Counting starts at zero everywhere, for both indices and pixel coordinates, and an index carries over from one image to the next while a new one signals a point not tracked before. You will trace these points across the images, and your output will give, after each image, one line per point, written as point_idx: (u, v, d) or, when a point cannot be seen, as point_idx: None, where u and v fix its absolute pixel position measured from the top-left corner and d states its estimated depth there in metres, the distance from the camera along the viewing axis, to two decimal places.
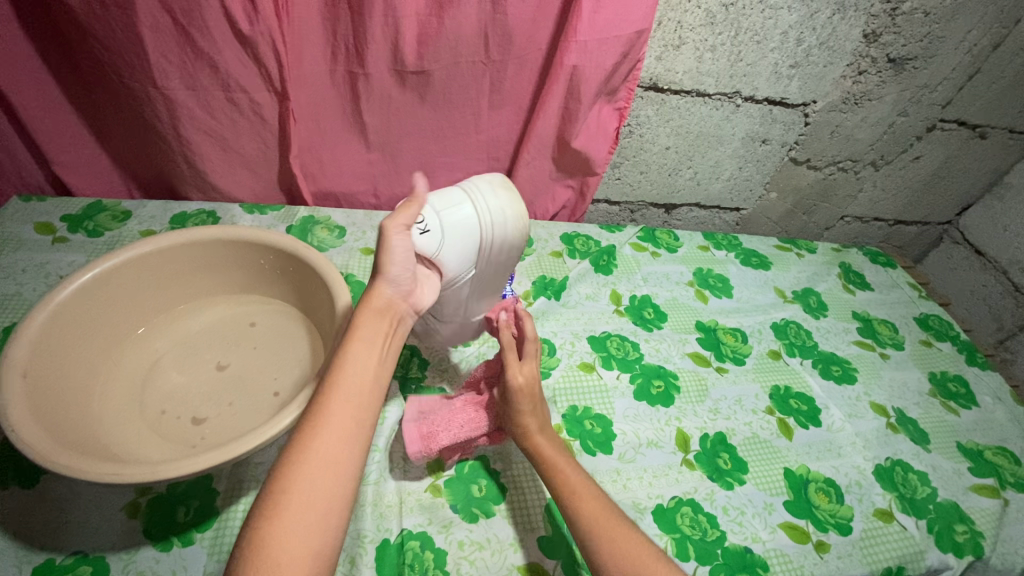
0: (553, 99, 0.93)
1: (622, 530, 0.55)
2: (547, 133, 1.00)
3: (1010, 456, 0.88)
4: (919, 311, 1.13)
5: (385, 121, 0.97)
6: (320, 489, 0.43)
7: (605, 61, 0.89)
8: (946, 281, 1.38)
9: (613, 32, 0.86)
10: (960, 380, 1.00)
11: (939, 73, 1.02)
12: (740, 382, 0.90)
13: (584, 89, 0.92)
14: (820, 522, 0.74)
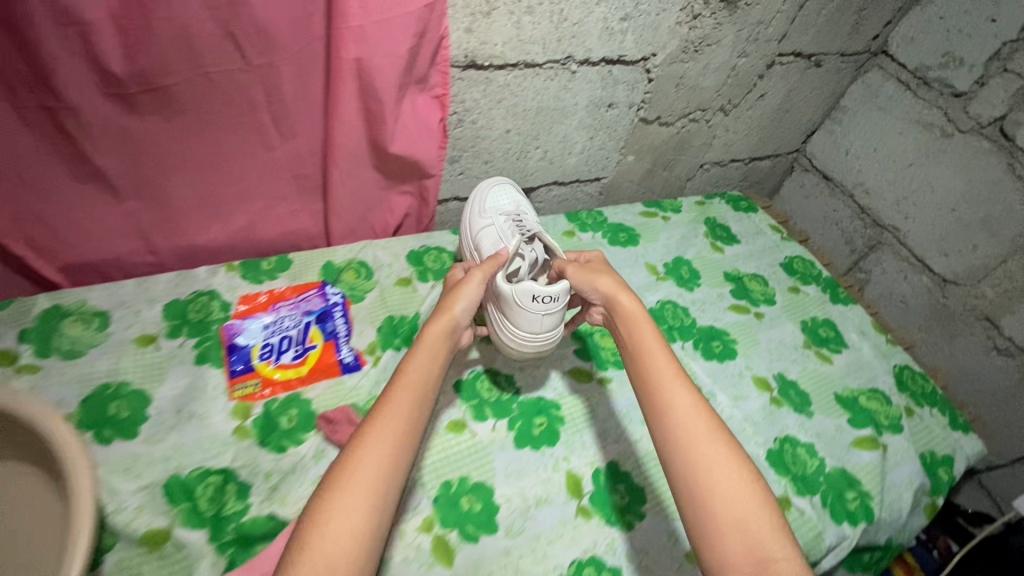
0: (351, 101, 0.73)
1: (696, 429, 0.56)
2: (356, 140, 0.80)
3: (882, 397, 0.90)
4: (783, 256, 1.12)
5: (124, 159, 0.71)
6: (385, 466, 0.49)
7: (398, 46, 0.69)
8: (802, 210, 1.39)
9: (398, 9, 0.66)
10: (830, 326, 1.01)
11: (772, 8, 0.94)
12: (629, 397, 0.82)
13: (381, 86, 0.72)
14: (797, 498, 0.75)
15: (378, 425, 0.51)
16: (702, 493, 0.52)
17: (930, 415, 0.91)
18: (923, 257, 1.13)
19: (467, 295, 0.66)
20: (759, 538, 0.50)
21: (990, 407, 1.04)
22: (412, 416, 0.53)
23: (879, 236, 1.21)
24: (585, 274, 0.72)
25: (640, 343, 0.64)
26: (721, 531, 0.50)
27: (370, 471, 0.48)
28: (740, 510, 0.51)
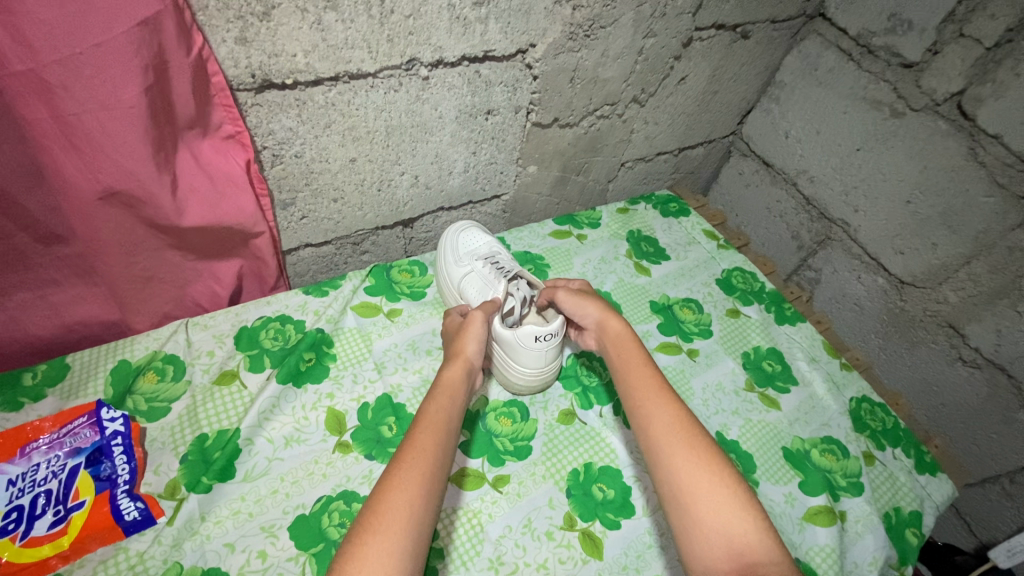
0: (82, 174, 0.51)
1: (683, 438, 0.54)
2: (122, 210, 0.55)
3: (838, 449, 0.75)
4: (720, 270, 0.96)
5: None
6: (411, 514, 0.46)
7: (119, 91, 0.47)
8: (741, 201, 1.21)
9: (88, 37, 0.44)
10: (777, 358, 0.85)
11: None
12: (532, 499, 0.64)
13: (117, 149, 0.50)
14: None
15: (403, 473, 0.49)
16: (684, 504, 0.50)
17: (894, 460, 0.77)
18: (875, 255, 0.98)
19: (477, 337, 0.63)
20: (744, 540, 0.46)
21: (955, 425, 0.91)
22: (439, 460, 0.51)
23: (827, 230, 1.05)
24: (573, 299, 0.69)
25: (625, 358, 0.62)
26: (705, 542, 0.47)
27: (402, 519, 0.45)
28: (720, 516, 0.48)
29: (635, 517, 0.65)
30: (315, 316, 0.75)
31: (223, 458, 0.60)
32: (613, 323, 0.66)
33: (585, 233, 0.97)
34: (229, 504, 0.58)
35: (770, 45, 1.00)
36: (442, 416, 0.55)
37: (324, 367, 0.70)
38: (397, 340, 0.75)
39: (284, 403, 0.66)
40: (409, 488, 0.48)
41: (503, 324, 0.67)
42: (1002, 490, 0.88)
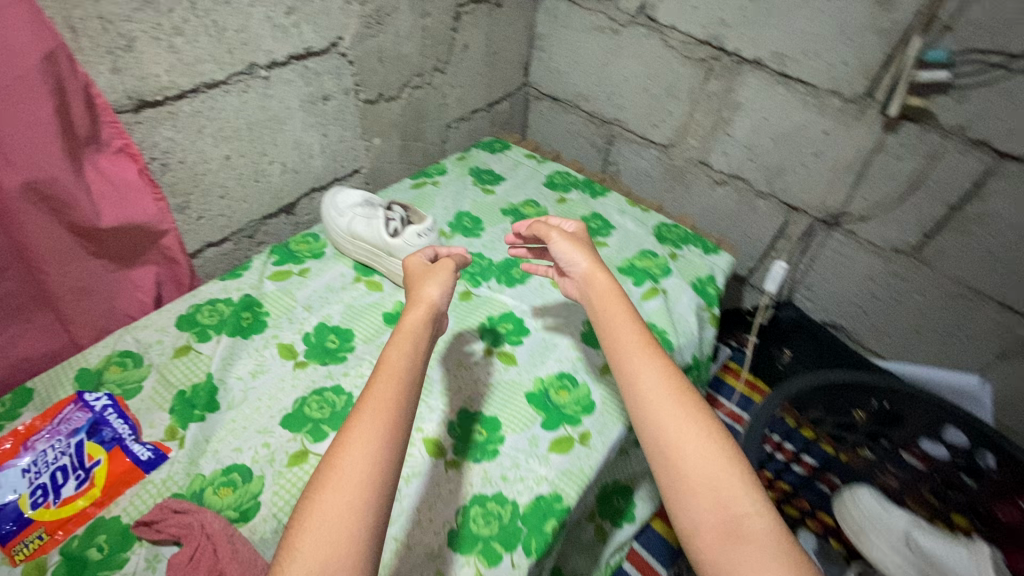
0: (18, 183, 0.63)
1: (667, 398, 0.60)
2: (48, 213, 0.67)
3: (650, 255, 1.07)
4: (544, 176, 1.25)
5: None
6: (374, 462, 0.50)
7: (37, 111, 0.61)
8: (550, 132, 1.53)
9: (10, 71, 0.58)
10: (598, 218, 1.15)
11: None
12: (458, 349, 0.85)
13: (42, 157, 0.63)
14: None
15: (360, 422, 0.52)
16: (670, 454, 0.56)
17: (689, 253, 1.11)
18: (644, 134, 1.33)
19: (440, 283, 0.68)
20: (730, 495, 0.53)
21: (731, 228, 1.29)
22: (399, 407, 0.54)
23: (610, 131, 1.40)
24: (565, 246, 0.76)
25: (613, 323, 0.67)
26: (691, 495, 0.54)
27: (361, 466, 0.49)
28: (711, 471, 0.54)
29: (531, 334, 0.89)
30: (240, 291, 0.90)
31: (208, 397, 0.74)
32: (599, 279, 0.72)
33: (435, 178, 1.20)
34: (226, 425, 0.72)
35: (521, 9, 1.32)
36: (403, 365, 0.58)
37: (262, 320, 0.86)
38: (315, 287, 0.92)
39: (241, 351, 0.81)
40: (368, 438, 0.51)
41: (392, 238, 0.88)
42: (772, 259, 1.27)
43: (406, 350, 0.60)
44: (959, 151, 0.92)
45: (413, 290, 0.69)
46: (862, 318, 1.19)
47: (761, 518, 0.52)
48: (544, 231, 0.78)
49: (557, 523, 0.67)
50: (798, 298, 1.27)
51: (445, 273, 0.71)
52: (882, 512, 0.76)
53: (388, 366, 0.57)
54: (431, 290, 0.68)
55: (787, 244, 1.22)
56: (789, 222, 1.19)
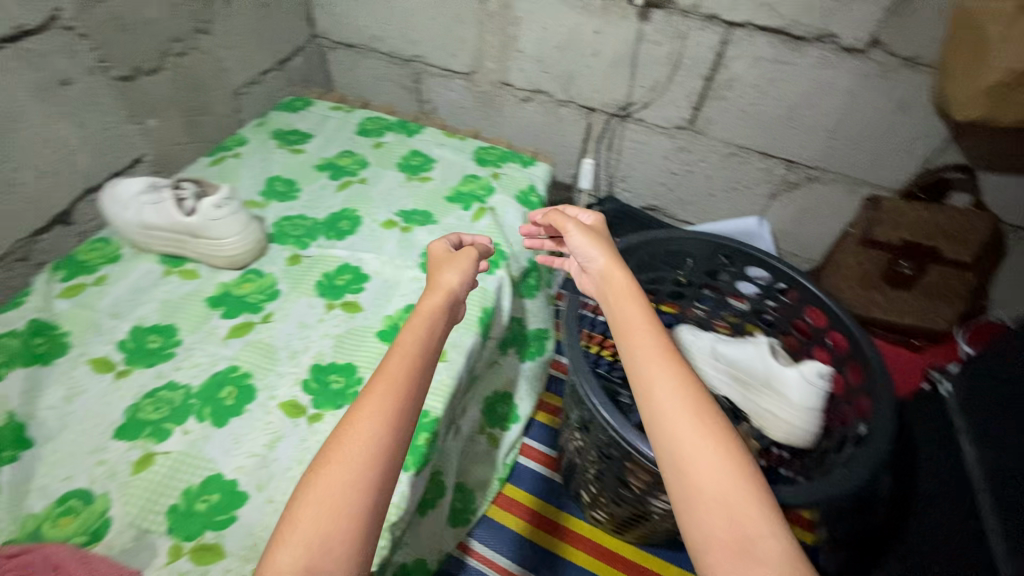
0: None
1: (681, 415, 0.56)
2: None
3: (473, 178, 1.09)
4: (354, 124, 1.20)
5: None
6: (376, 444, 0.52)
7: None
8: (356, 82, 1.47)
9: None
10: (418, 154, 1.14)
11: None
12: (298, 311, 0.83)
13: None
14: None
15: (366, 409, 0.54)
16: (680, 465, 0.54)
17: (511, 169, 1.14)
18: (445, 66, 1.33)
19: (455, 271, 0.71)
20: (743, 517, 0.49)
21: (547, 141, 1.37)
22: (403, 387, 0.57)
23: (413, 69, 1.38)
24: (585, 242, 0.74)
25: (628, 319, 0.65)
26: (700, 510, 0.51)
27: (358, 447, 0.52)
28: (721, 487, 0.51)
29: (372, 277, 0.87)
30: (20, 317, 0.78)
31: (15, 436, 0.66)
32: (615, 275, 0.70)
33: (234, 148, 1.11)
34: (50, 458, 0.66)
35: None
36: (415, 348, 0.61)
37: (62, 342, 0.76)
38: (120, 292, 0.83)
39: (47, 379, 0.72)
40: (370, 420, 0.54)
41: (189, 217, 0.81)
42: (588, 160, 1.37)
43: (416, 338, 0.62)
44: (699, 27, 1.05)
45: (432, 275, 0.73)
46: (668, 195, 1.36)
47: (774, 541, 0.48)
48: (561, 223, 0.77)
49: (428, 435, 0.71)
50: (618, 189, 1.42)
51: (464, 259, 0.74)
52: (693, 336, 0.86)
53: (395, 355, 0.60)
54: (447, 275, 0.71)
55: (597, 144, 1.33)
56: (592, 122, 1.29)
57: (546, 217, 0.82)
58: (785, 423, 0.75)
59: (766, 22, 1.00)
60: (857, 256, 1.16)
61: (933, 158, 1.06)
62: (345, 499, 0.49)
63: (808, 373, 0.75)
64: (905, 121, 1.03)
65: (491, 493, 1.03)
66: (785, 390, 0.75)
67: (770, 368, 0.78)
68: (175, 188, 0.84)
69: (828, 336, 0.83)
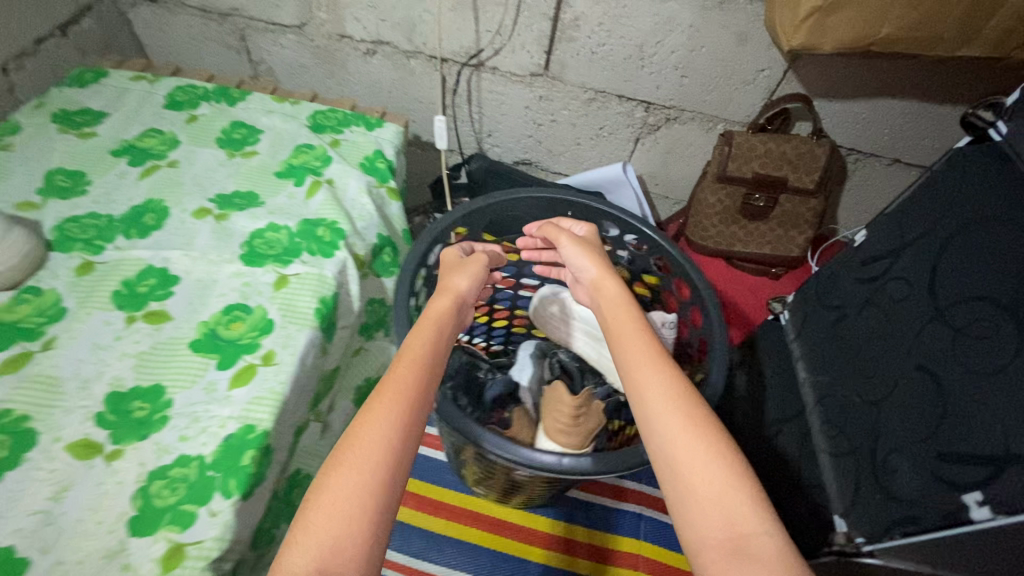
0: None
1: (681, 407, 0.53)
2: None
3: (305, 148, 0.96)
4: (161, 96, 1.02)
5: None
6: (390, 445, 0.50)
7: None
8: (173, 45, 1.26)
9: None
10: (242, 126, 0.99)
11: None
12: (89, 330, 0.70)
13: None
14: (291, 258, 0.81)
15: (374, 412, 0.52)
16: (675, 469, 0.49)
17: (353, 134, 1.02)
18: (272, 19, 1.15)
19: (464, 277, 0.71)
20: (738, 512, 0.46)
21: (403, 99, 1.25)
22: (415, 386, 0.55)
23: (236, 25, 1.19)
24: (575, 247, 0.73)
25: (618, 323, 0.64)
26: (692, 507, 0.47)
27: (374, 445, 0.49)
28: (718, 485, 0.47)
29: (182, 279, 0.76)
30: None
31: None
32: (606, 285, 0.69)
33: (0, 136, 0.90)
34: None
35: None
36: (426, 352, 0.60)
37: None
38: None
39: None
40: (386, 420, 0.51)
41: None
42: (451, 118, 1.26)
43: (428, 339, 0.61)
44: None
45: (442, 281, 0.72)
46: (538, 147, 1.30)
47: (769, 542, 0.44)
48: (553, 233, 0.76)
49: (256, 452, 0.63)
50: (488, 146, 1.32)
51: (473, 266, 0.73)
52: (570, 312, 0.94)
53: (411, 357, 0.58)
54: (456, 279, 0.70)
55: (457, 99, 1.22)
56: (445, 73, 1.17)
57: (539, 230, 0.80)
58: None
59: None
60: (719, 193, 1.15)
61: (777, 91, 1.07)
62: (356, 505, 0.46)
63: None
64: (748, 54, 1.02)
65: None
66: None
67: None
68: None
69: (674, 284, 0.83)
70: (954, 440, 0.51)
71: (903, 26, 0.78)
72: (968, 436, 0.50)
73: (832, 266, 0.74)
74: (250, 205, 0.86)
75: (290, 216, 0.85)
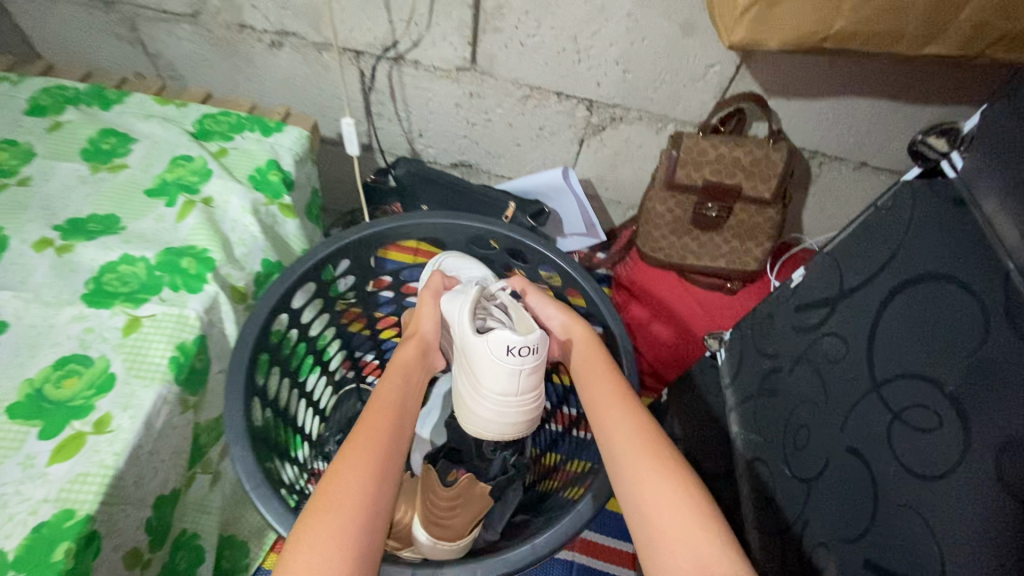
0: None
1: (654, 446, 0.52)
2: None
3: (182, 160, 0.84)
4: (20, 100, 0.89)
5: None
6: (363, 489, 0.49)
7: None
8: (56, 36, 1.11)
9: None
10: (112, 134, 0.86)
11: None
12: None
13: None
14: (147, 296, 0.69)
15: (351, 451, 0.51)
16: (642, 508, 0.48)
17: (245, 140, 0.90)
18: (160, 6, 1.01)
19: (427, 318, 0.70)
20: (706, 549, 0.43)
21: (318, 98, 1.11)
22: (387, 435, 0.54)
23: (122, 12, 1.04)
24: (541, 299, 0.73)
25: (587, 366, 0.64)
26: (663, 544, 0.45)
27: (351, 490, 0.48)
28: (685, 525, 0.45)
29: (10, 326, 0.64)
30: None
31: None
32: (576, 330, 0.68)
33: None
34: None
35: None
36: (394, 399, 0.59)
37: None
38: None
39: None
40: (362, 460, 0.51)
41: None
42: (375, 117, 1.13)
43: (394, 385, 0.61)
44: None
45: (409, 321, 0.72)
46: (476, 148, 1.16)
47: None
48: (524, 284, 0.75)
49: (71, 545, 0.53)
50: (420, 146, 1.19)
51: (433, 303, 0.72)
52: (449, 321, 0.70)
53: (377, 404, 0.58)
54: (422, 325, 0.70)
55: (378, 96, 1.09)
56: (362, 69, 1.04)
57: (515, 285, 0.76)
58: (467, 411, 0.68)
59: None
60: (668, 201, 1.03)
61: (731, 88, 0.95)
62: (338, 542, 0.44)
63: (484, 349, 0.63)
64: (694, 48, 0.91)
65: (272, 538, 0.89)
66: (472, 367, 0.66)
67: (464, 336, 0.66)
68: None
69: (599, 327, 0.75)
70: (887, 553, 0.41)
71: (861, 19, 0.66)
72: (906, 554, 0.40)
73: (768, 307, 0.63)
74: (105, 232, 0.74)
75: (150, 245, 0.73)
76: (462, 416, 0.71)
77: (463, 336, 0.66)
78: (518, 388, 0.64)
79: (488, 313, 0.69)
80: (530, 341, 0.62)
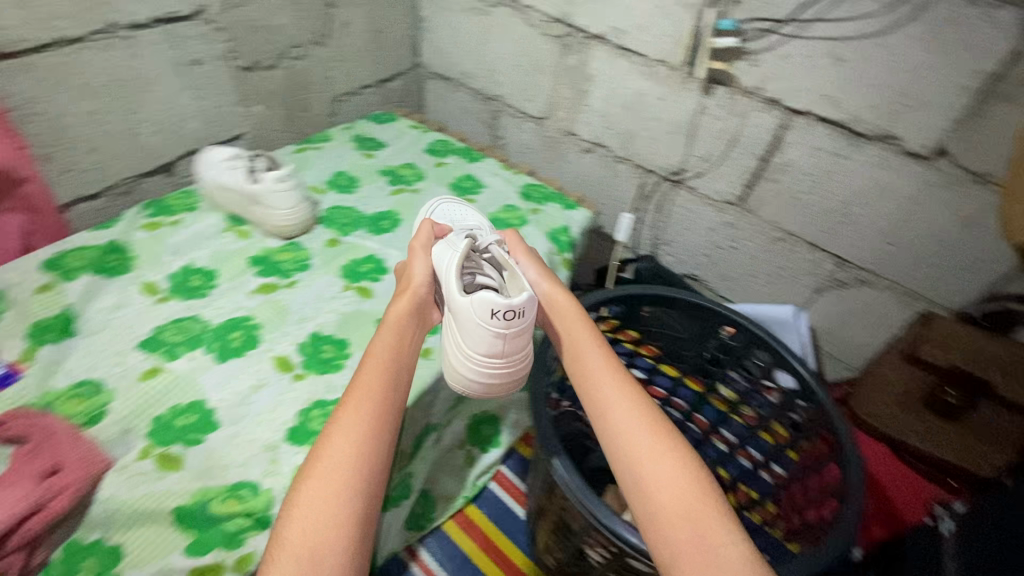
0: None
1: (644, 448, 0.62)
2: None
3: (511, 208, 1.15)
4: (424, 143, 1.32)
5: None
6: (354, 451, 0.56)
7: None
8: (443, 110, 1.61)
9: None
10: (472, 179, 1.22)
11: None
12: (319, 285, 0.92)
13: None
14: None
15: (347, 412, 0.60)
16: (650, 504, 0.58)
17: (553, 207, 1.19)
18: (522, 108, 1.42)
19: (420, 264, 0.79)
20: (712, 540, 0.53)
21: (600, 194, 1.40)
22: (374, 396, 0.62)
23: (495, 106, 1.48)
24: (530, 257, 0.86)
25: (589, 376, 0.72)
26: (676, 541, 0.55)
27: (341, 458, 0.56)
28: (694, 524, 0.55)
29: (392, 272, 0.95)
30: (104, 237, 0.94)
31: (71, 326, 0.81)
32: (561, 299, 0.80)
33: (321, 142, 1.25)
34: (81, 348, 0.79)
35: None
36: (386, 355, 0.67)
37: (126, 262, 0.91)
38: (190, 236, 0.97)
39: (102, 289, 0.86)
40: (351, 429, 0.58)
41: (251, 183, 0.95)
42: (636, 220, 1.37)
43: (388, 331, 0.70)
44: (760, 109, 1.06)
45: (402, 276, 0.79)
46: (712, 269, 1.32)
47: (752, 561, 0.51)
48: (517, 240, 0.88)
49: None
50: (662, 253, 1.39)
51: (425, 255, 0.80)
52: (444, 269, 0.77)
53: (366, 373, 0.64)
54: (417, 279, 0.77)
55: (647, 205, 1.33)
56: (645, 182, 1.30)
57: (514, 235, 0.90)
58: (460, 373, 0.74)
59: (827, 114, 1.00)
60: (900, 371, 1.07)
61: (1003, 285, 0.97)
62: (333, 506, 0.53)
63: (467, 307, 0.68)
64: (968, 241, 0.96)
65: (451, 509, 1.04)
66: (461, 325, 0.71)
67: (452, 297, 0.72)
68: (252, 159, 0.98)
69: (815, 430, 0.85)
70: None
71: None
72: None
73: None
74: None
75: None
76: (452, 375, 0.76)
77: (450, 295, 0.72)
78: (503, 347, 0.70)
79: (480, 266, 0.79)
80: (513, 306, 0.67)
